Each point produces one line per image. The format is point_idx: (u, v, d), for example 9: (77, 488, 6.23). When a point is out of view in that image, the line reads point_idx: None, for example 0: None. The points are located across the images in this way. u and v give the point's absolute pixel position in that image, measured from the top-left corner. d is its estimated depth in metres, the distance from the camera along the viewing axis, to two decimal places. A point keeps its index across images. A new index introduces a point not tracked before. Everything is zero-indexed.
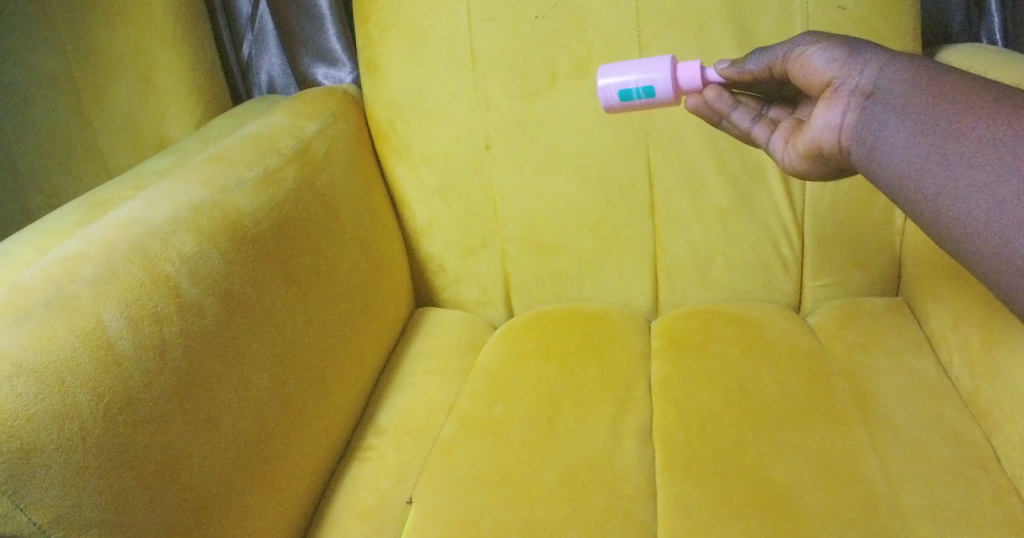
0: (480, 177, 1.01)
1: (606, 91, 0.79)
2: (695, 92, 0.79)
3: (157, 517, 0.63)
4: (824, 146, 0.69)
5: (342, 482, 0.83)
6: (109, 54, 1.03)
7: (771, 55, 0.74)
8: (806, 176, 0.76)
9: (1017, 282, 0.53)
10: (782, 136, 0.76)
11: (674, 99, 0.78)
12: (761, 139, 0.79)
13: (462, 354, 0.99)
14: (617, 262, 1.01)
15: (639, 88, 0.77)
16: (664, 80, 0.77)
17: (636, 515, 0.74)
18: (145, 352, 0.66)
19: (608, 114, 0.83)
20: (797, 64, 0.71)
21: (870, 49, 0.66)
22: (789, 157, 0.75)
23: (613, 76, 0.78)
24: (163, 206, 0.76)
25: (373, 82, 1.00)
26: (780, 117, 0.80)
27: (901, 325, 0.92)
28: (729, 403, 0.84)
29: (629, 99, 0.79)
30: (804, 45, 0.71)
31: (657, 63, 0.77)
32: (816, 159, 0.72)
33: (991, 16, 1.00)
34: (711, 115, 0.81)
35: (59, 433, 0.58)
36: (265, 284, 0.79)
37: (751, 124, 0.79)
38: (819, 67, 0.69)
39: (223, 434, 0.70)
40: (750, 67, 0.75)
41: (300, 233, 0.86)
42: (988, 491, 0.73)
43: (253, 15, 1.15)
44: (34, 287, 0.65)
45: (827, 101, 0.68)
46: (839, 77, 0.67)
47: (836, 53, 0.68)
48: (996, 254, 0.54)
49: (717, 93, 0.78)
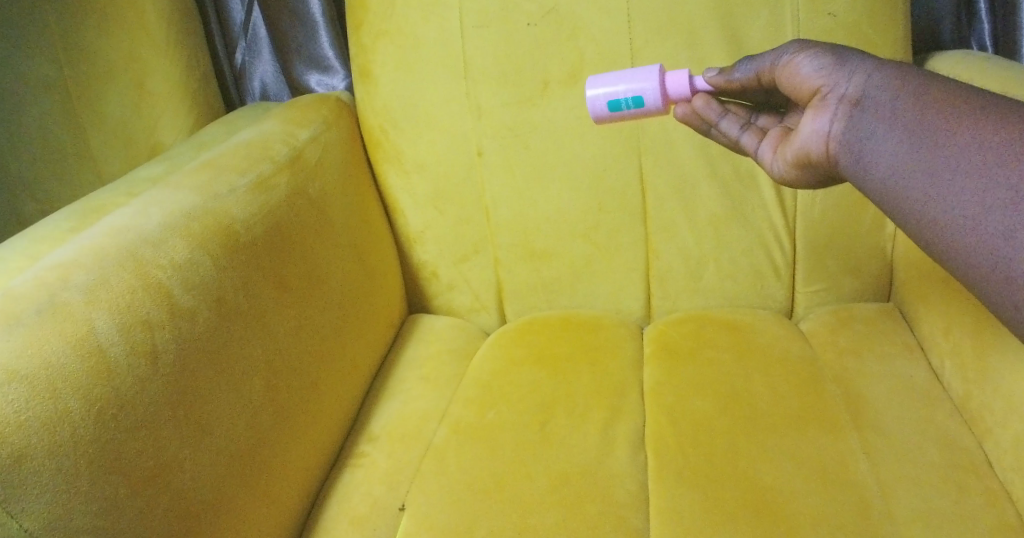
0: (473, 184, 1.01)
1: (595, 102, 0.79)
2: (684, 102, 0.79)
3: (147, 524, 0.63)
4: (812, 153, 0.70)
5: (334, 489, 0.83)
6: (102, 62, 1.03)
7: (759, 63, 0.74)
8: (794, 184, 0.76)
9: (1004, 290, 0.53)
10: (771, 143, 0.76)
11: (662, 107, 0.79)
12: (749, 147, 0.79)
13: (454, 361, 0.99)
14: (609, 269, 1.02)
15: (628, 99, 0.78)
16: (653, 89, 0.77)
17: (628, 521, 0.74)
18: (137, 359, 0.66)
19: (598, 124, 0.83)
20: (785, 72, 0.71)
21: (858, 56, 0.67)
22: (776, 165, 0.75)
23: (602, 87, 0.79)
24: (155, 213, 0.76)
25: (366, 89, 1.01)
26: (769, 125, 0.80)
27: (892, 330, 0.92)
28: (720, 409, 0.84)
29: (618, 109, 0.79)
30: (792, 53, 0.71)
31: (645, 73, 0.78)
32: (804, 166, 0.72)
33: (981, 23, 1.01)
34: (700, 124, 0.81)
35: (49, 439, 0.58)
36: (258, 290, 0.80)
37: (739, 132, 0.79)
38: (806, 75, 0.69)
39: (214, 441, 0.70)
40: (738, 75, 0.76)
41: (291, 240, 0.86)
42: (979, 494, 0.73)
43: (247, 23, 1.15)
44: (24, 294, 0.65)
45: (815, 109, 0.68)
46: (827, 85, 0.68)
47: (823, 60, 0.68)
48: (983, 262, 0.54)
49: (706, 101, 0.79)
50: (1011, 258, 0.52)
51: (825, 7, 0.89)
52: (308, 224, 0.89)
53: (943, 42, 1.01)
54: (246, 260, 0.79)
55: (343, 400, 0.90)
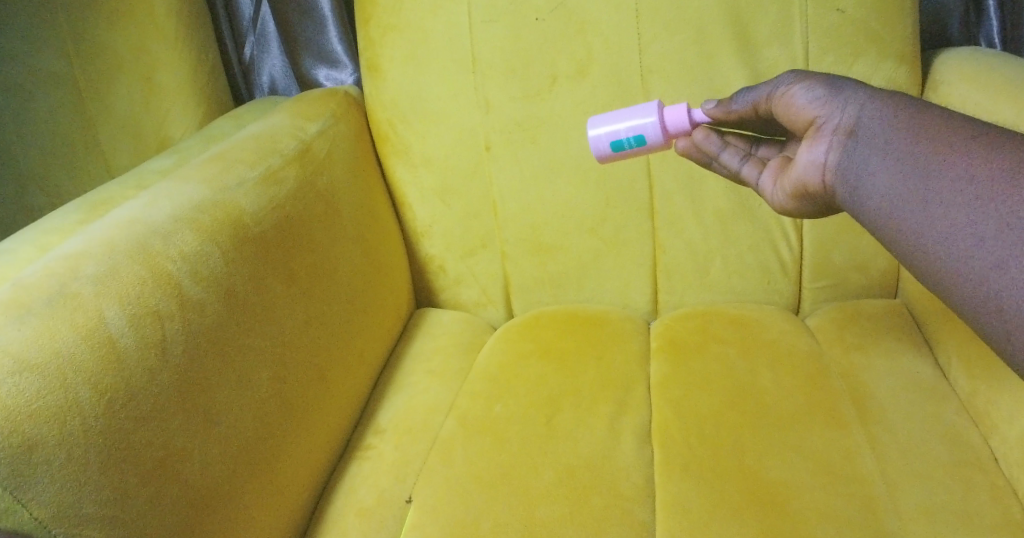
0: (480, 179, 1.01)
1: (597, 141, 0.81)
2: (684, 135, 0.80)
3: (156, 516, 0.63)
4: (809, 184, 0.69)
5: (342, 480, 0.84)
6: (110, 54, 1.04)
7: (756, 94, 0.75)
8: (796, 214, 0.75)
9: (997, 322, 0.53)
10: (771, 174, 0.76)
11: (663, 142, 0.80)
12: (751, 178, 0.79)
13: (461, 354, 1.00)
14: (617, 264, 1.02)
15: (630, 137, 0.79)
16: (653, 126, 0.78)
17: (634, 515, 0.74)
18: (146, 349, 0.66)
19: (601, 163, 0.84)
20: (781, 103, 0.72)
21: (851, 86, 0.67)
22: (777, 195, 0.75)
23: (603, 126, 0.80)
24: (165, 206, 0.76)
25: (374, 84, 1.01)
26: (769, 155, 0.80)
27: (900, 325, 0.92)
28: (728, 402, 0.84)
29: (621, 148, 0.81)
30: (787, 84, 0.72)
31: (644, 110, 0.79)
32: (802, 198, 0.72)
33: (990, 20, 1.01)
34: (700, 156, 0.81)
35: (60, 428, 0.59)
36: (270, 300, 0.80)
37: (740, 164, 0.80)
38: (802, 106, 0.70)
39: (222, 435, 0.71)
40: (736, 106, 0.76)
41: (296, 257, 0.85)
42: (986, 490, 0.73)
43: (255, 17, 1.15)
44: (34, 285, 0.65)
45: (811, 140, 0.68)
46: (822, 116, 0.68)
47: (817, 92, 0.69)
48: (976, 293, 0.54)
49: (706, 134, 0.79)
50: (1002, 289, 0.52)
51: (834, 3, 0.89)
52: (314, 233, 0.89)
53: (951, 38, 1.01)
54: (257, 274, 0.79)
55: (349, 403, 0.90)
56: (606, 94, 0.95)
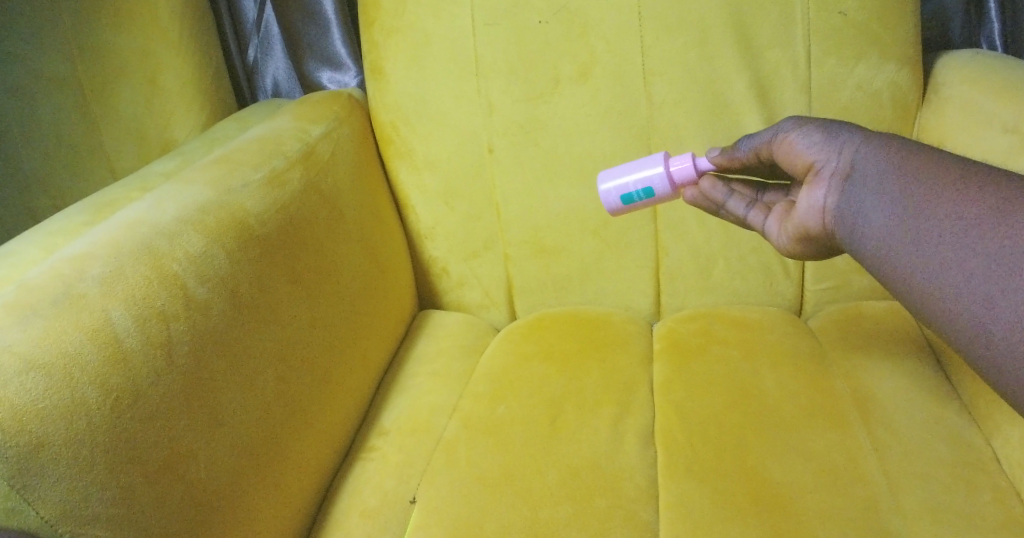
0: (483, 181, 1.01)
1: (608, 196, 0.82)
2: (690, 185, 0.80)
3: (162, 515, 0.63)
4: (810, 228, 0.70)
5: (346, 481, 0.84)
6: (115, 57, 1.04)
7: (757, 140, 0.75)
8: (801, 256, 0.76)
9: (986, 356, 0.53)
10: (776, 219, 0.76)
11: (672, 193, 0.81)
12: (756, 224, 0.79)
13: (464, 355, 1.00)
14: (618, 265, 1.02)
15: (639, 190, 0.80)
16: (660, 178, 0.79)
17: (638, 515, 0.74)
18: (153, 348, 0.66)
19: (614, 214, 0.86)
20: (781, 149, 0.73)
21: (847, 131, 0.68)
22: (781, 239, 0.75)
23: (613, 181, 0.81)
24: (170, 207, 0.76)
25: (378, 86, 1.01)
26: (776, 201, 0.80)
27: (902, 325, 0.92)
28: (730, 404, 0.84)
29: (631, 201, 0.82)
30: (787, 130, 0.73)
31: (651, 162, 0.80)
32: (804, 240, 0.73)
33: (991, 23, 1.01)
34: (709, 204, 0.81)
35: (69, 425, 0.59)
36: (275, 317, 0.80)
37: (746, 210, 0.79)
38: (801, 151, 0.70)
39: (228, 435, 0.71)
40: (739, 153, 0.77)
41: (302, 275, 0.85)
42: (989, 491, 0.73)
43: (259, 20, 1.16)
44: (39, 286, 0.65)
45: (810, 184, 0.69)
46: (820, 161, 0.68)
47: (815, 137, 0.70)
48: (965, 330, 0.54)
49: (712, 182, 0.79)
50: (989, 324, 0.53)
51: (837, 6, 0.90)
52: (322, 251, 0.89)
53: (952, 40, 1.01)
54: (266, 297, 0.79)
55: (352, 414, 0.90)
56: (609, 96, 0.96)
